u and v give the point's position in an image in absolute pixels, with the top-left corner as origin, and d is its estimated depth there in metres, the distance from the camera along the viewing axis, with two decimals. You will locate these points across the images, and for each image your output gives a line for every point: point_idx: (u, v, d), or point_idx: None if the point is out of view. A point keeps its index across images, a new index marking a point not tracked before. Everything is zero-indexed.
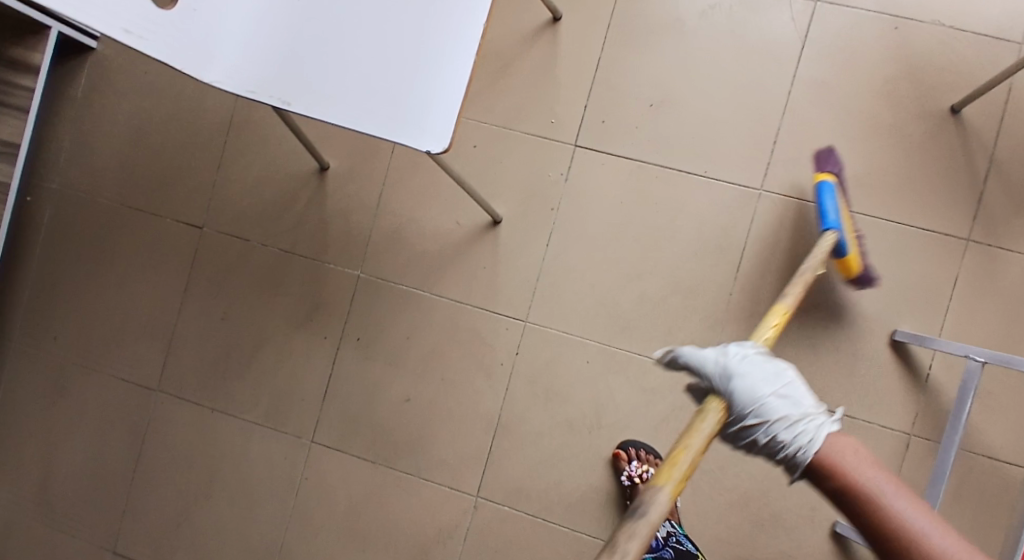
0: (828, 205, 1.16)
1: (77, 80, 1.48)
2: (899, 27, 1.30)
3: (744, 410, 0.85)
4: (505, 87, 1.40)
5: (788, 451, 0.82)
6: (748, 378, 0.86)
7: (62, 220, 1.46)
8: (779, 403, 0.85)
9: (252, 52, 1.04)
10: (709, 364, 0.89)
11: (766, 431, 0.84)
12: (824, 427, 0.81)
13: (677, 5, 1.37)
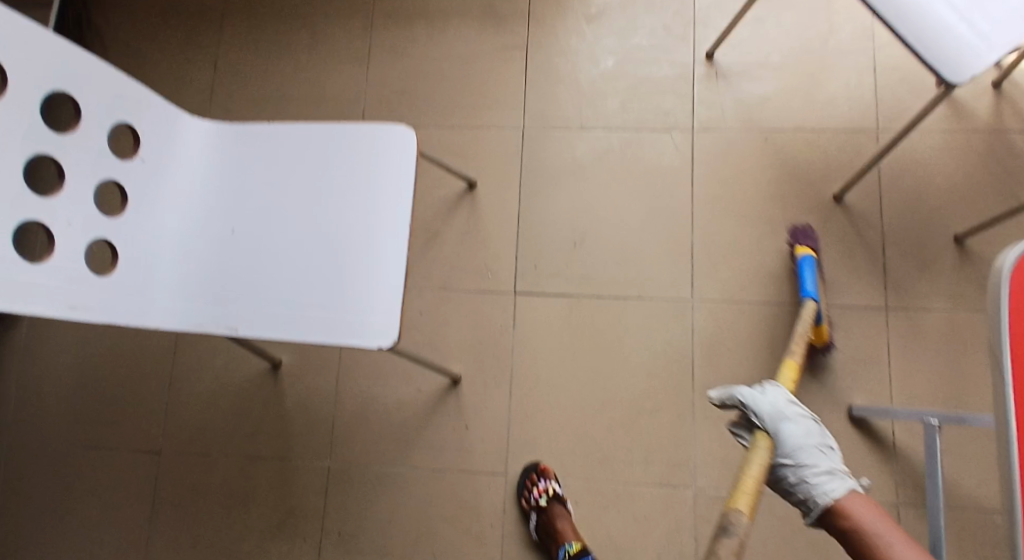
0: None
1: (12, 333, 1.47)
2: (768, 138, 1.47)
3: (783, 451, 1.00)
4: (437, 253, 1.48)
5: (809, 496, 0.98)
6: (797, 427, 1.01)
7: (11, 478, 1.41)
8: (818, 453, 1.00)
9: (185, 284, 1.05)
10: (765, 406, 1.02)
11: (797, 475, 0.99)
12: (849, 485, 0.98)
13: (575, 154, 1.50)
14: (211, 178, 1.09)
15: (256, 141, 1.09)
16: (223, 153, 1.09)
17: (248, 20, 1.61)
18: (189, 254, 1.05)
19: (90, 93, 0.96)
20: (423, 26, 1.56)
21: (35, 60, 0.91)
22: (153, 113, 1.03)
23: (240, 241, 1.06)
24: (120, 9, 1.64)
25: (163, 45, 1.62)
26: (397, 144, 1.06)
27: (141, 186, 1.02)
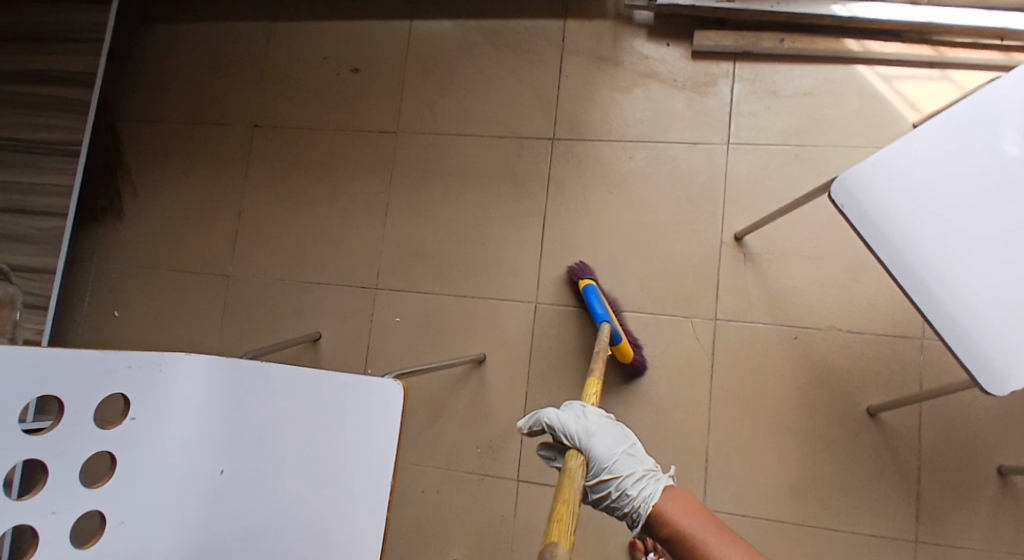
0: (594, 300, 1.35)
1: None
2: (798, 335, 1.36)
3: (598, 469, 1.02)
4: (442, 429, 1.45)
5: (629, 510, 1.01)
6: (606, 439, 1.02)
7: None
8: (629, 459, 1.03)
9: (178, 535, 0.95)
10: (574, 429, 1.02)
11: (617, 488, 1.01)
12: (664, 483, 1.02)
13: (590, 333, 1.45)
14: (203, 418, 0.97)
15: (253, 379, 1.00)
16: (218, 392, 0.99)
17: (269, 163, 1.62)
18: (180, 509, 0.95)
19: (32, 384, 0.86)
20: (440, 186, 1.55)
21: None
22: (144, 360, 0.94)
23: (236, 489, 0.98)
24: (145, 145, 1.66)
25: (187, 189, 1.64)
26: (375, 395, 1.07)
27: (129, 450, 0.92)
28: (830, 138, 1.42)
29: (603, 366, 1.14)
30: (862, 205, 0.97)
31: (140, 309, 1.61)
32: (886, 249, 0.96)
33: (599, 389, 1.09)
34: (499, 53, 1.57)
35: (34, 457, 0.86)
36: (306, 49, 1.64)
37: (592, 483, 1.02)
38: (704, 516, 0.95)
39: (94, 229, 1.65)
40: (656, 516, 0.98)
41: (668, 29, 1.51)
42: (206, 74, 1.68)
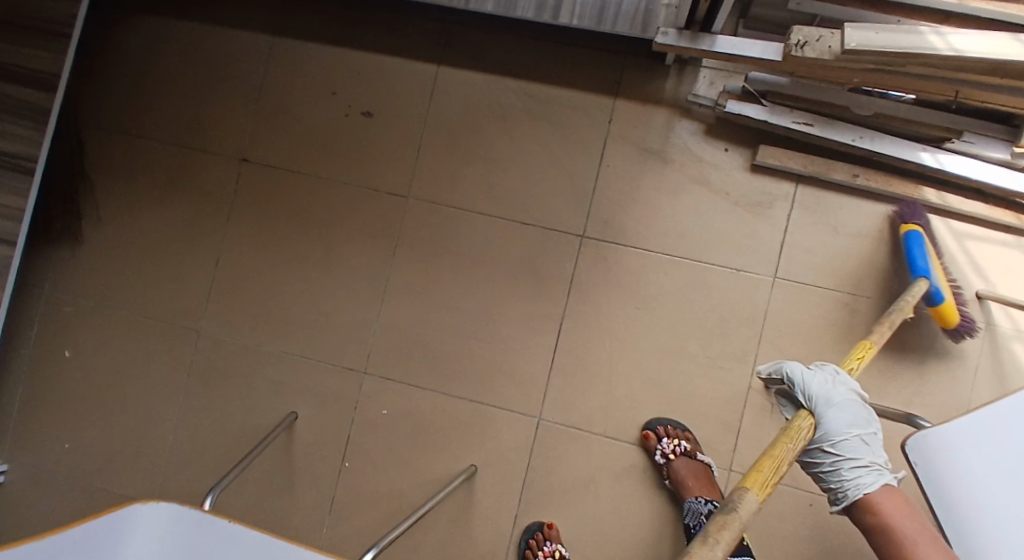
0: None
1: None
2: (814, 502, 1.28)
3: (824, 439, 0.99)
4: (419, 540, 1.35)
5: (840, 486, 1.00)
6: (842, 413, 0.98)
7: None
8: (859, 444, 1.00)
9: None
10: (835, 392, 0.98)
11: (832, 463, 1.00)
12: (884, 480, 1.00)
13: (592, 460, 1.34)
14: None
15: (194, 533, 1.01)
16: (162, 546, 1.00)
17: (256, 207, 1.42)
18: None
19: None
20: (449, 268, 1.38)
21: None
22: (97, 525, 0.98)
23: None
24: (115, 164, 1.44)
25: (159, 221, 1.43)
26: None
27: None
28: (884, 293, 1.30)
29: None
30: (949, 478, 0.96)
31: (95, 351, 1.43)
32: (957, 534, 0.95)
33: None
34: (535, 125, 1.37)
35: None
36: (311, 77, 1.41)
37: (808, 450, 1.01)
38: (919, 521, 0.96)
39: (48, 252, 1.45)
40: (866, 504, 0.99)
41: (730, 131, 1.32)
42: (190, 87, 1.43)
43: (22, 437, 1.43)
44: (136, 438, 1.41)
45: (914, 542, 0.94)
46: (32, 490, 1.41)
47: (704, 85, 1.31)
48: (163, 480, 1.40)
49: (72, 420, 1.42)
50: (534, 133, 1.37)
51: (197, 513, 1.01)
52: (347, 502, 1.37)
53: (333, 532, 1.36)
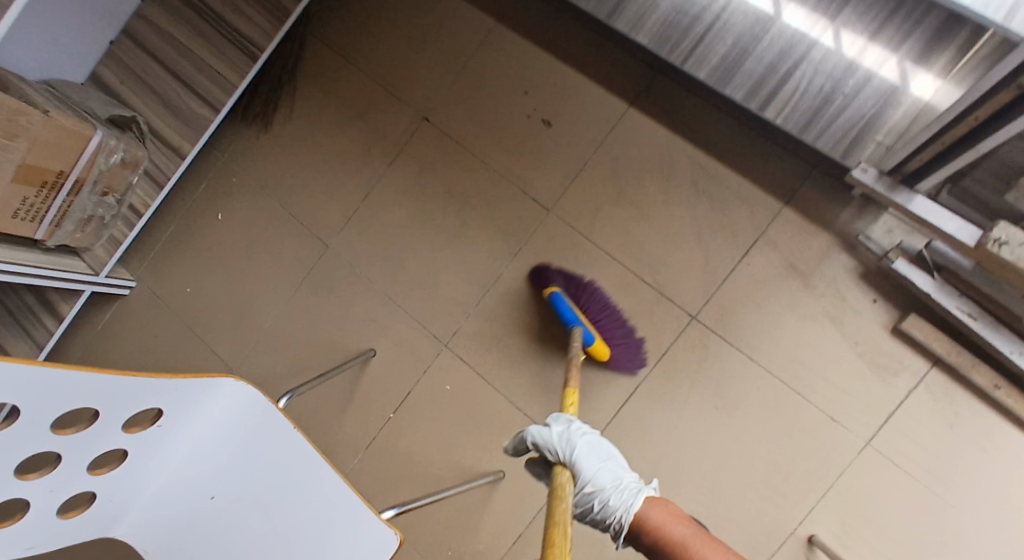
0: (562, 301, 1.31)
1: (102, 312, 1.62)
2: None
3: (581, 484, 0.95)
4: (429, 510, 1.42)
5: (613, 521, 0.92)
6: (586, 446, 0.96)
7: None
8: (601, 474, 0.95)
9: (158, 518, 1.07)
10: (565, 447, 0.96)
11: (599, 503, 0.94)
12: (645, 494, 0.93)
13: None
14: (227, 435, 1.07)
15: (265, 422, 1.07)
16: (235, 416, 1.08)
17: (418, 162, 1.52)
18: (160, 497, 1.07)
19: (75, 397, 0.89)
20: (558, 290, 1.42)
21: (20, 384, 0.83)
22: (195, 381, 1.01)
23: (218, 516, 1.06)
24: (319, 77, 1.58)
25: (335, 140, 1.57)
26: (373, 524, 1.02)
27: (142, 448, 1.01)
28: (972, 510, 1.22)
29: (575, 375, 1.16)
30: None
31: (240, 223, 1.59)
32: None
33: (575, 402, 1.11)
34: (694, 196, 1.37)
35: (55, 450, 0.91)
36: (512, 71, 1.48)
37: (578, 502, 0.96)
38: (691, 525, 0.85)
39: (241, 128, 1.62)
40: (639, 525, 0.89)
41: (886, 284, 1.27)
42: (409, 38, 1.55)
43: (157, 267, 1.61)
44: (240, 311, 1.56)
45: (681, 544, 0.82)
46: (147, 312, 1.60)
47: (880, 231, 1.27)
48: (247, 355, 1.55)
49: (198, 270, 1.59)
50: (690, 202, 1.37)
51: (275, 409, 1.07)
52: (383, 449, 1.46)
53: (360, 470, 1.46)
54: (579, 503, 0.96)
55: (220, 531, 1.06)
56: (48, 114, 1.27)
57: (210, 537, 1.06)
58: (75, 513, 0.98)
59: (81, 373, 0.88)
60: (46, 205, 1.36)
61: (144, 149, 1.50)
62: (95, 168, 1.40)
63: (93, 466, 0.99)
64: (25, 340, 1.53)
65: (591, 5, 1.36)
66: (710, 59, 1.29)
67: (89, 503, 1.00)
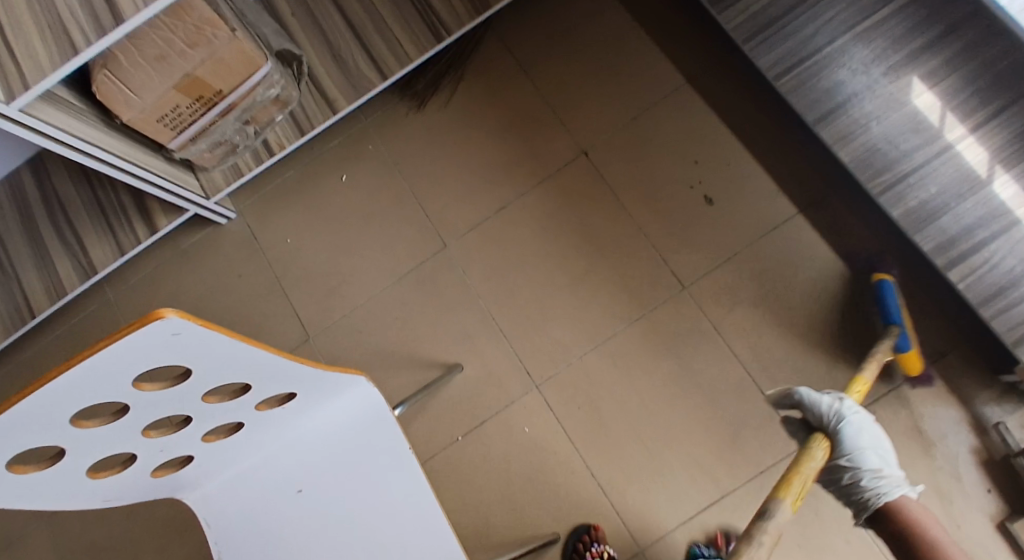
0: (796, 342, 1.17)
1: (191, 234, 1.54)
2: None
3: (842, 453, 0.89)
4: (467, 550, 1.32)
5: (866, 496, 0.87)
6: (856, 428, 0.90)
7: (89, 324, 1.53)
8: (869, 456, 0.89)
9: (233, 493, 1.00)
10: (832, 411, 0.90)
11: (851, 476, 0.89)
12: (902, 492, 0.86)
13: None
14: (332, 432, 1.02)
15: (375, 436, 1.02)
16: (348, 419, 1.02)
17: (563, 193, 1.44)
18: (244, 472, 1.01)
19: (245, 374, 0.81)
20: (668, 370, 1.35)
21: (212, 353, 0.75)
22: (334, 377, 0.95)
23: (298, 513, 0.98)
24: (488, 79, 1.51)
25: (485, 142, 1.49)
26: None
27: (257, 424, 0.94)
28: None
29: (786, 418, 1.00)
30: None
31: (360, 190, 1.51)
32: None
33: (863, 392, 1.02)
34: (840, 325, 1.30)
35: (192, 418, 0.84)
36: (686, 135, 1.41)
37: (830, 466, 0.91)
38: None
39: (392, 97, 1.53)
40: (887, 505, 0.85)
41: (1005, 477, 1.23)
42: (593, 69, 1.48)
43: (260, 206, 1.53)
44: (335, 281, 1.48)
45: None
46: (238, 249, 1.52)
47: (1014, 424, 1.24)
48: (326, 329, 1.46)
49: (303, 224, 1.51)
50: (833, 331, 1.30)
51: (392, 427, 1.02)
52: (437, 474, 1.36)
53: None
54: (841, 465, 0.90)
55: (292, 526, 0.97)
56: (234, 32, 1.19)
57: (277, 529, 0.98)
58: (166, 472, 0.92)
59: (269, 355, 0.80)
60: (194, 118, 1.29)
61: (298, 91, 1.41)
62: (251, 97, 1.33)
63: (208, 434, 0.92)
64: (109, 238, 1.45)
65: (800, 104, 1.31)
66: (909, 200, 1.25)
67: (181, 467, 0.92)
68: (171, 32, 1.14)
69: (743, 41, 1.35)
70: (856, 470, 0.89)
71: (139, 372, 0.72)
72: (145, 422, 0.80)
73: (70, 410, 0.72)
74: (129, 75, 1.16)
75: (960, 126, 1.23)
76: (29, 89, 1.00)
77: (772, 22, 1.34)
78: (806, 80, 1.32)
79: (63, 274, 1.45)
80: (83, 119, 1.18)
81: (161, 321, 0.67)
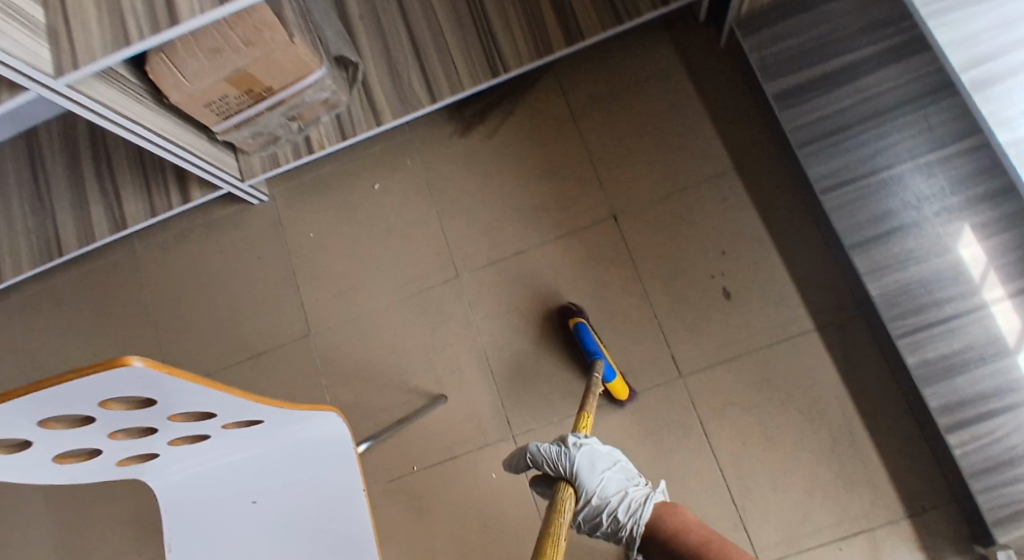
0: (589, 338, 1.32)
1: (223, 207, 1.58)
2: None
3: (590, 491, 1.03)
4: None
5: (625, 529, 1.02)
6: (588, 457, 1.05)
7: (111, 269, 1.59)
8: (608, 478, 1.05)
9: (196, 485, 1.01)
10: (566, 463, 1.05)
11: (609, 513, 1.03)
12: (651, 496, 1.05)
13: None
14: (296, 452, 1.02)
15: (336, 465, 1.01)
16: (310, 444, 1.02)
17: (583, 250, 1.43)
18: (202, 473, 1.00)
19: (208, 404, 0.83)
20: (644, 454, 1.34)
21: (176, 391, 0.78)
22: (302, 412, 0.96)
23: (250, 519, 1.00)
24: (536, 118, 1.50)
25: (518, 180, 1.49)
26: None
27: (222, 438, 0.95)
28: None
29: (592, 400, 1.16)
30: None
31: (390, 202, 1.52)
32: None
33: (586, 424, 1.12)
34: (827, 453, 1.29)
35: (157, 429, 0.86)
36: (720, 222, 1.38)
37: (584, 515, 1.05)
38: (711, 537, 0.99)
39: (440, 117, 1.54)
40: (648, 526, 1.03)
41: None
42: (642, 131, 1.44)
43: (293, 195, 1.56)
44: (347, 284, 1.51)
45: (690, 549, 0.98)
46: (263, 231, 1.56)
47: None
48: (328, 328, 1.49)
49: (330, 222, 1.54)
50: (819, 455, 1.29)
51: (353, 465, 1.00)
52: (401, 495, 1.41)
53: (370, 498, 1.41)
54: (591, 500, 1.03)
55: (244, 530, 0.99)
56: (292, 38, 1.19)
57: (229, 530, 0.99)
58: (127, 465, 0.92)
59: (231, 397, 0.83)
60: (241, 108, 1.31)
61: (347, 95, 1.43)
62: (300, 96, 1.34)
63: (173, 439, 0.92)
64: (142, 197, 1.48)
65: (841, 224, 1.26)
66: (927, 350, 1.20)
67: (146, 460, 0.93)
68: (229, 29, 1.14)
69: (800, 145, 1.29)
70: (589, 508, 1.04)
71: (104, 396, 0.74)
72: (110, 428, 0.81)
73: (36, 416, 0.74)
74: (180, 58, 1.15)
75: (1000, 287, 1.17)
76: (78, 69, 1.02)
77: (834, 132, 1.29)
78: (853, 202, 1.26)
79: (93, 220, 1.48)
80: (133, 96, 1.19)
81: (126, 368, 0.70)
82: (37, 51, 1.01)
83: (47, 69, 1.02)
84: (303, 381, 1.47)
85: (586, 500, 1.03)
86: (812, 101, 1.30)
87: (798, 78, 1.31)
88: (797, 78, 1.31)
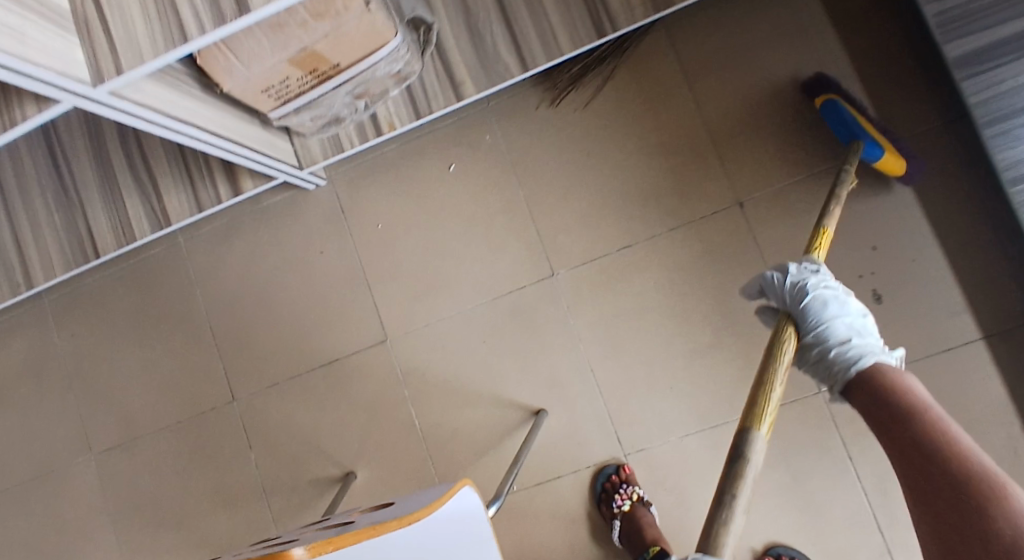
0: (843, 118, 1.11)
1: (277, 194, 1.37)
2: None
3: (808, 329, 0.82)
4: None
5: (845, 367, 0.79)
6: (837, 306, 0.82)
7: (159, 267, 1.41)
8: (835, 326, 0.81)
9: None
10: (799, 284, 0.84)
11: (827, 351, 0.80)
12: (881, 356, 0.79)
13: None
14: None
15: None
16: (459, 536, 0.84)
17: (703, 243, 1.23)
18: None
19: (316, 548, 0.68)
20: (777, 478, 1.19)
21: None
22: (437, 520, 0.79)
23: None
24: (641, 83, 1.25)
25: (622, 158, 1.26)
26: None
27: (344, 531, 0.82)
28: None
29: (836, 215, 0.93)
30: None
31: (472, 186, 1.31)
32: None
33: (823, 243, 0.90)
34: None
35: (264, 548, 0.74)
36: (870, 214, 1.18)
37: (800, 350, 0.83)
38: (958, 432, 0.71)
39: (526, 83, 1.29)
40: (880, 378, 0.77)
41: None
42: (773, 100, 1.21)
43: (357, 180, 1.35)
44: (427, 283, 1.32)
45: (963, 443, 0.70)
46: (325, 222, 1.35)
47: None
48: (409, 333, 1.32)
49: (401, 210, 1.33)
50: None
51: None
52: (503, 514, 1.29)
53: None
54: (823, 335, 0.81)
55: None
56: (369, 5, 0.95)
57: None
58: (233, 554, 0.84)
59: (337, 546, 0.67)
60: (302, 89, 1.07)
61: (421, 64, 1.18)
62: (370, 71, 1.10)
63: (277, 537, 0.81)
64: (185, 191, 1.27)
65: None
66: None
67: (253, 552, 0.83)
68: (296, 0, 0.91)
69: (984, 125, 1.06)
70: (827, 340, 0.81)
71: None
72: None
73: None
74: (237, 42, 0.94)
75: None
76: (123, 75, 0.82)
77: None
78: None
79: (131, 217, 1.28)
80: (183, 90, 0.98)
81: None
82: (69, 54, 0.81)
83: (83, 76, 0.82)
84: (385, 391, 1.32)
85: (816, 335, 0.81)
86: (1001, 68, 1.05)
87: (985, 38, 1.05)
88: (984, 37, 1.05)
